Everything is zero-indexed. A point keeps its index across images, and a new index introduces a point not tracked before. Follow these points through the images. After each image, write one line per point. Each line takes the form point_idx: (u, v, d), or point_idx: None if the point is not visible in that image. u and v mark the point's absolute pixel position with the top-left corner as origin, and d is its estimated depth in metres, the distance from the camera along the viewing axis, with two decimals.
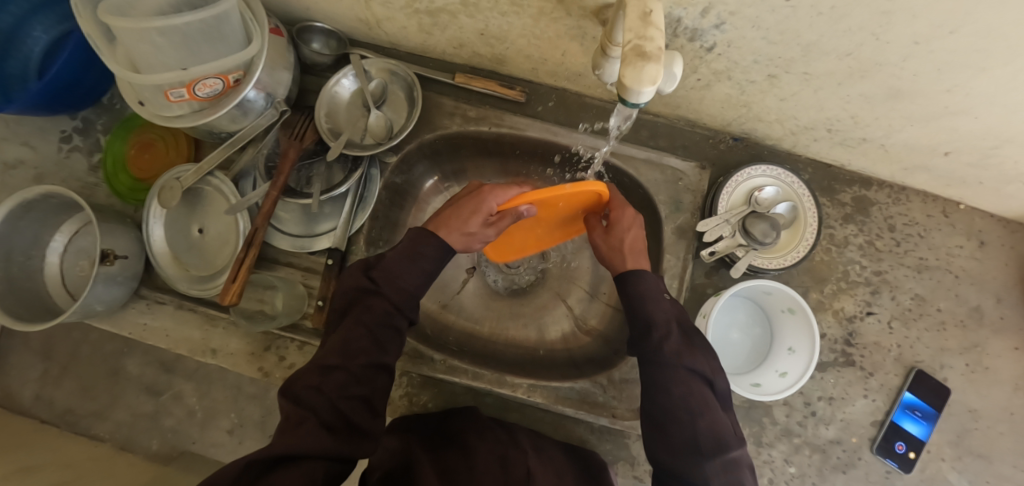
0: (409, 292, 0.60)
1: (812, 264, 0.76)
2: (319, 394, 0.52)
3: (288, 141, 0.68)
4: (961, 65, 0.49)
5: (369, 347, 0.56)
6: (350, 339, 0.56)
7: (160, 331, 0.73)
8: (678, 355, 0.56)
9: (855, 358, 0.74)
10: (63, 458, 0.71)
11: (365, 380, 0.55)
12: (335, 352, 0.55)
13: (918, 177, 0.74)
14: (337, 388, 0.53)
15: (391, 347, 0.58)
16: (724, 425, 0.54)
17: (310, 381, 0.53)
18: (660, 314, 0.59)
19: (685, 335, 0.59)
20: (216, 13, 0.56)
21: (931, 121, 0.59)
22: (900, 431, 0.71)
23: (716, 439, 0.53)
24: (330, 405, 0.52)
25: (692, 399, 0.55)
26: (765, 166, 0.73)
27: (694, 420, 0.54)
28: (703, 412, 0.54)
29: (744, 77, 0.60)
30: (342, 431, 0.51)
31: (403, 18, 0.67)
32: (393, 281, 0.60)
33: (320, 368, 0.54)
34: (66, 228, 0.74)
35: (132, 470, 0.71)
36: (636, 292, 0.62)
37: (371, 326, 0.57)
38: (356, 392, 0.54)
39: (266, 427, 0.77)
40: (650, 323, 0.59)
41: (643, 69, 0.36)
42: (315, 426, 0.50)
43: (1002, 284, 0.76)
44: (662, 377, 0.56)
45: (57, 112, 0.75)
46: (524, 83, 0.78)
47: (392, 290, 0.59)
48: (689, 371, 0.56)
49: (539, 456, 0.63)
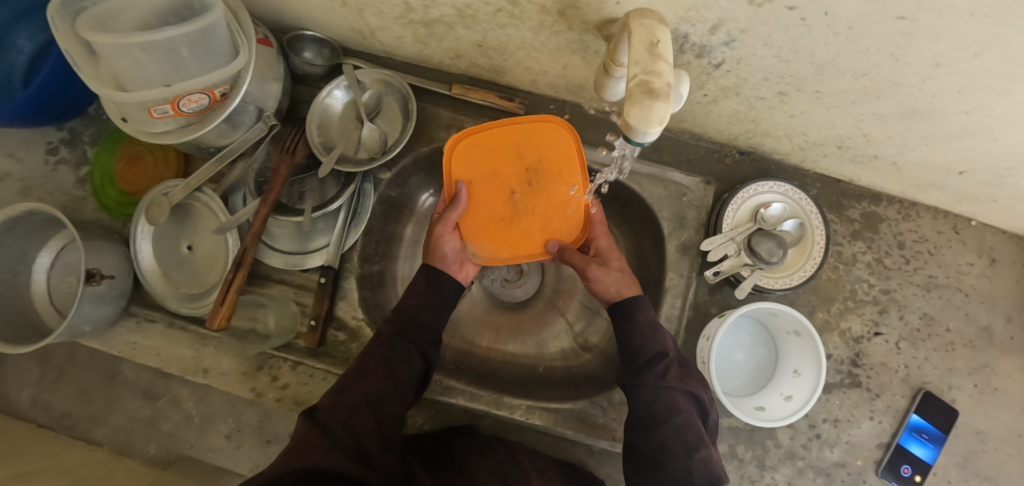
0: (412, 315, 0.63)
1: (819, 283, 0.74)
2: (332, 412, 0.54)
3: (280, 156, 0.66)
4: (983, 88, 0.46)
5: (378, 367, 0.58)
6: (361, 362, 0.59)
7: (150, 350, 0.71)
8: (678, 388, 0.58)
9: (861, 379, 0.72)
10: (59, 462, 0.68)
11: (376, 402, 0.56)
12: (349, 373, 0.58)
13: (930, 194, 0.71)
14: (348, 407, 0.55)
15: (400, 372, 0.59)
16: (714, 459, 0.56)
17: (325, 402, 0.55)
18: (659, 349, 0.60)
19: (683, 367, 0.60)
20: (201, 26, 0.54)
21: (947, 141, 0.57)
22: (906, 453, 0.70)
23: (708, 474, 0.55)
24: (343, 425, 0.53)
25: (690, 432, 0.56)
26: (772, 182, 0.71)
27: (689, 454, 0.55)
28: (696, 447, 0.55)
29: (753, 93, 0.58)
30: (354, 450, 0.52)
31: (398, 29, 0.64)
32: (399, 309, 0.64)
33: (335, 389, 0.57)
34: (52, 244, 0.72)
35: (131, 474, 0.69)
36: (639, 322, 0.61)
37: (383, 349, 0.60)
38: (366, 414, 0.55)
39: (264, 432, 0.75)
40: (648, 357, 0.59)
41: (650, 109, 0.34)
42: (327, 444, 0.51)
43: (1013, 303, 0.74)
44: (665, 410, 0.57)
45: (42, 123, 0.73)
46: (524, 94, 0.75)
47: (396, 315, 0.63)
48: (687, 403, 0.58)
49: (540, 476, 0.62)
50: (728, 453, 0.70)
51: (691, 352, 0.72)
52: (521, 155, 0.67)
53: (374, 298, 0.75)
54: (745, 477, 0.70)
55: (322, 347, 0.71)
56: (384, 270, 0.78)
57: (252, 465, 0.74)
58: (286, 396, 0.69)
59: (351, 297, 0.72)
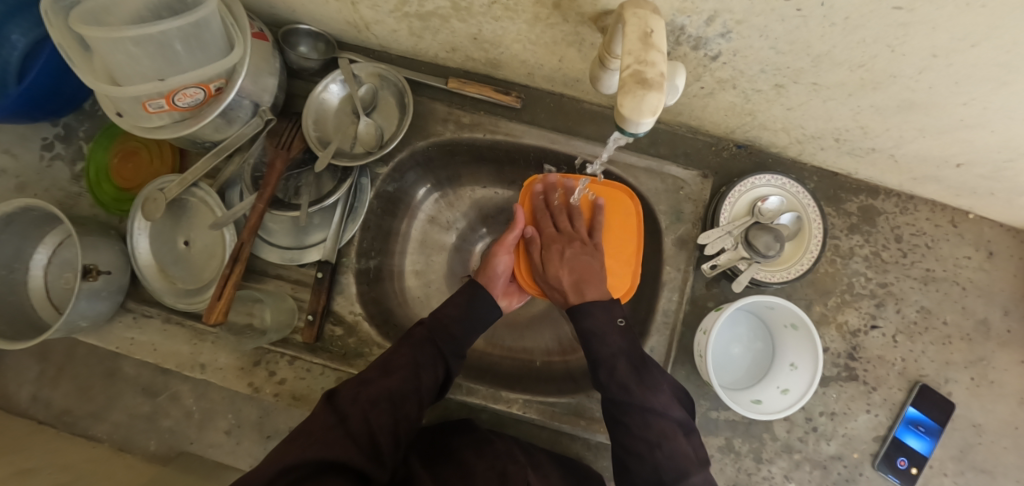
0: (445, 324, 0.64)
1: (816, 276, 0.74)
2: (354, 401, 0.54)
3: (275, 151, 0.66)
4: (981, 78, 0.46)
5: (406, 367, 0.59)
6: (390, 359, 0.60)
7: (148, 345, 0.71)
8: (621, 394, 0.57)
9: (858, 372, 0.72)
10: (58, 459, 0.68)
11: (398, 400, 0.57)
12: (375, 367, 0.59)
13: (928, 187, 0.71)
14: (370, 401, 0.55)
15: (425, 376, 0.60)
16: (682, 454, 0.55)
17: (350, 391, 0.56)
18: (603, 353, 0.60)
19: (638, 362, 0.59)
20: (194, 20, 0.53)
21: (944, 134, 0.57)
22: (902, 446, 0.70)
23: (676, 467, 0.54)
24: (361, 416, 0.53)
25: (644, 433, 0.56)
26: (769, 175, 0.71)
27: (652, 451, 0.55)
28: (658, 443, 0.55)
29: (750, 85, 0.57)
30: (369, 444, 0.52)
31: (393, 22, 0.64)
32: (434, 314, 0.66)
33: (358, 380, 0.57)
34: (49, 240, 0.71)
35: (131, 471, 0.69)
36: (585, 330, 0.62)
37: (412, 348, 0.61)
38: (385, 409, 0.55)
39: (264, 428, 0.75)
40: (596, 363, 0.60)
41: (643, 99, 0.34)
42: (344, 435, 0.51)
43: (1010, 296, 0.74)
44: (617, 413, 0.58)
45: (37, 119, 0.72)
46: (520, 88, 0.75)
47: (431, 322, 0.65)
48: (642, 402, 0.57)
49: (535, 472, 0.61)
50: (724, 446, 0.70)
51: (688, 346, 0.72)
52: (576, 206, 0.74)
53: (371, 293, 0.75)
54: (742, 470, 0.70)
55: (319, 342, 0.71)
56: (381, 265, 0.78)
57: (252, 461, 0.74)
58: (283, 391, 0.69)
59: (348, 292, 0.72)
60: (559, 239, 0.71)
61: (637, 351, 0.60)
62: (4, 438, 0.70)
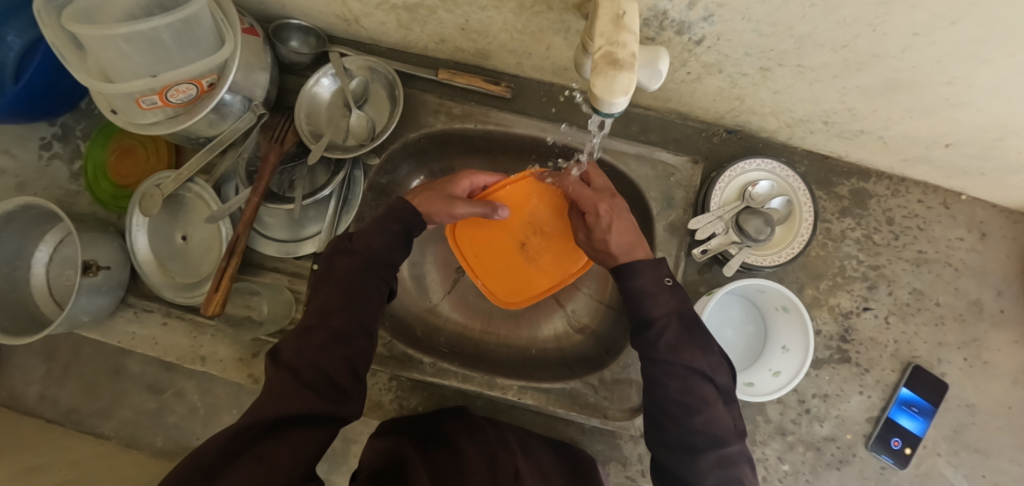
0: (381, 253, 0.61)
1: (808, 260, 0.75)
2: (298, 355, 0.52)
3: (269, 145, 0.67)
4: (964, 56, 0.46)
5: (345, 306, 0.57)
6: (327, 301, 0.57)
7: (149, 339, 0.73)
8: (671, 357, 0.56)
9: (850, 354, 0.73)
10: (67, 455, 0.70)
11: (343, 339, 0.55)
12: (313, 312, 0.57)
13: (919, 169, 0.71)
14: (315, 346, 0.53)
15: (369, 306, 0.58)
16: (720, 422, 0.55)
17: (291, 344, 0.54)
18: (654, 314, 0.59)
19: (686, 328, 0.58)
20: (184, 16, 0.54)
21: (931, 114, 0.57)
22: (895, 426, 0.70)
23: (711, 435, 0.54)
24: (311, 364, 0.52)
25: (683, 399, 0.55)
26: (759, 159, 0.71)
27: (688, 417, 0.55)
28: (698, 410, 0.55)
29: (736, 69, 0.58)
30: (325, 385, 0.51)
31: (382, 14, 0.64)
32: (368, 244, 0.61)
33: (300, 329, 0.55)
34: (50, 237, 0.73)
35: (139, 466, 0.71)
36: (631, 290, 0.61)
37: (345, 285, 0.58)
38: (335, 350, 0.54)
39: None
40: (644, 324, 0.59)
41: (615, 79, 0.35)
42: (299, 386, 0.50)
43: (1003, 276, 0.74)
44: (656, 377, 0.57)
45: (35, 119, 0.73)
46: (510, 78, 0.75)
47: (365, 251, 0.61)
48: (686, 371, 0.56)
49: (528, 457, 0.62)
50: None
51: None
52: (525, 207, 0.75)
53: None
54: None
55: None
56: None
57: None
58: None
59: None
60: (600, 197, 0.67)
61: (687, 314, 0.59)
62: (12, 436, 0.72)
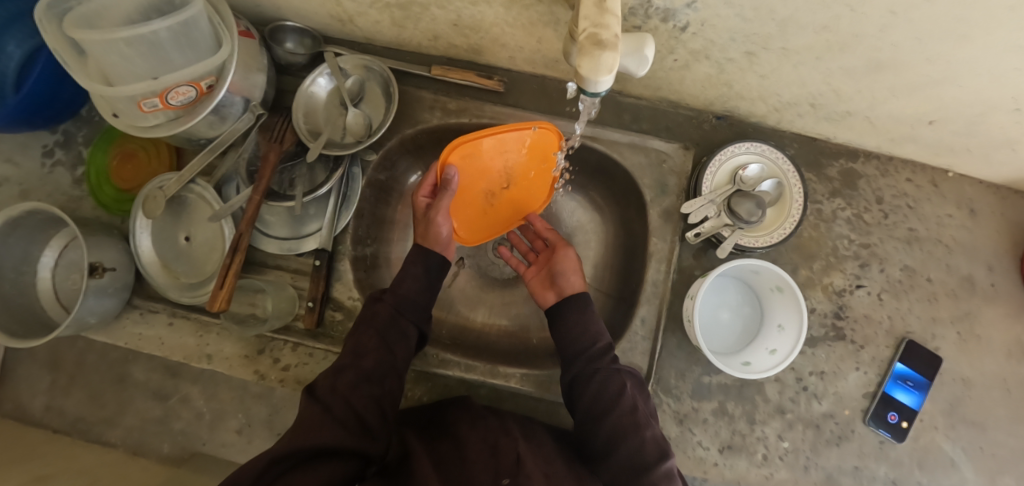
0: (413, 300, 0.67)
1: (801, 241, 0.76)
2: (333, 392, 0.56)
3: (268, 145, 0.68)
4: (941, 33, 0.48)
5: (379, 348, 0.62)
6: (361, 343, 0.62)
7: (155, 339, 0.74)
8: (620, 372, 0.64)
9: (846, 332, 0.74)
10: (75, 464, 0.71)
11: (375, 379, 0.59)
12: (348, 353, 0.61)
13: (907, 147, 0.73)
14: (349, 386, 0.57)
15: (398, 349, 0.63)
16: (659, 438, 0.61)
17: (327, 382, 0.58)
18: (600, 338, 0.67)
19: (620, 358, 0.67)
20: (183, 20, 0.56)
21: (914, 92, 0.58)
22: (892, 401, 0.72)
23: (658, 447, 0.60)
24: (344, 402, 0.55)
25: (631, 415, 0.61)
26: (749, 143, 0.73)
27: (638, 432, 0.60)
28: (644, 425, 0.61)
29: (722, 55, 0.59)
30: (356, 425, 0.54)
31: (376, 13, 0.66)
32: (398, 293, 0.67)
33: (334, 370, 0.59)
34: (55, 242, 0.74)
35: (147, 473, 0.72)
36: (578, 317, 0.69)
37: (380, 330, 0.63)
38: (365, 390, 0.58)
39: (274, 425, 0.77)
40: (594, 346, 0.66)
41: (599, 59, 0.37)
42: (330, 422, 0.53)
43: (993, 252, 0.75)
44: (609, 397, 0.62)
45: (37, 127, 0.75)
46: (504, 72, 0.77)
47: (395, 297, 0.66)
48: (630, 387, 0.64)
49: (529, 444, 0.62)
50: (718, 409, 0.72)
51: (677, 314, 0.74)
52: (489, 181, 0.76)
53: (369, 278, 0.77)
54: (736, 433, 0.72)
55: (320, 328, 0.73)
56: (377, 252, 0.80)
57: None
58: (287, 376, 0.72)
59: (345, 278, 0.74)
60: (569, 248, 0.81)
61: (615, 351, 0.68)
62: (20, 447, 0.73)
